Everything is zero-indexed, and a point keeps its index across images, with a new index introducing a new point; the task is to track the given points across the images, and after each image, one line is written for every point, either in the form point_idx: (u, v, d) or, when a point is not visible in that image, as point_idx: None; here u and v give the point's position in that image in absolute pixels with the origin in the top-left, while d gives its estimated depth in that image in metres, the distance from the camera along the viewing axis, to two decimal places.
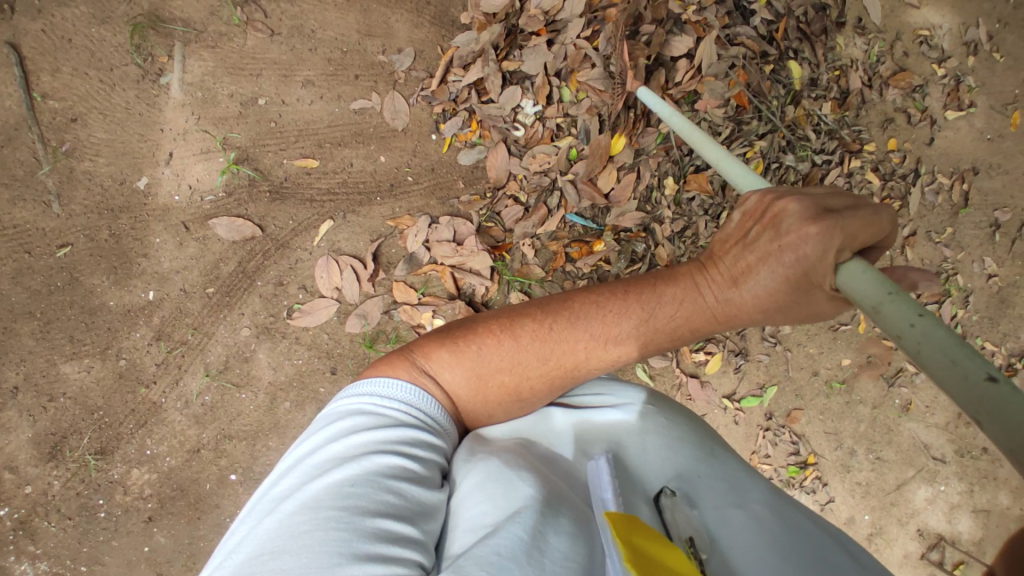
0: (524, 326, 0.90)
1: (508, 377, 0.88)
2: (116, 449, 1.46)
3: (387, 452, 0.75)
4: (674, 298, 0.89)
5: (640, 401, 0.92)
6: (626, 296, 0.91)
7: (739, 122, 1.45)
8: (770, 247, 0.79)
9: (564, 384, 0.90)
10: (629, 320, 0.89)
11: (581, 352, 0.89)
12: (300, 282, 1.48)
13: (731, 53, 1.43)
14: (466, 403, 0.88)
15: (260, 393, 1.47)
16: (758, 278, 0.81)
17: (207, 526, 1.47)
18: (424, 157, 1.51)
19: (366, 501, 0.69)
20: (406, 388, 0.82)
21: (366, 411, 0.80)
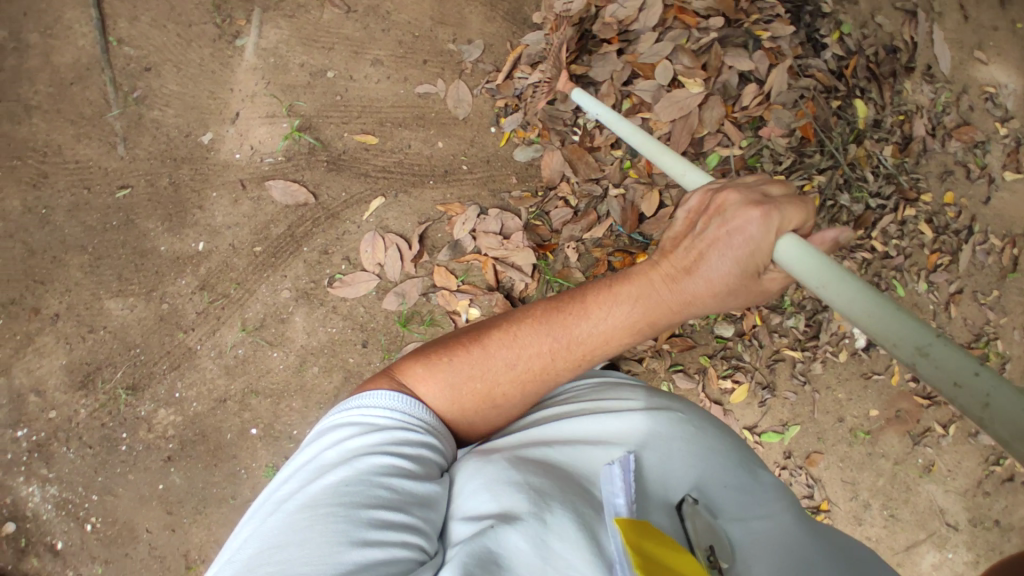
0: (490, 335, 0.91)
1: (480, 382, 0.88)
2: (147, 387, 1.51)
3: (380, 452, 0.76)
4: (627, 293, 0.89)
5: (659, 401, 0.88)
6: (585, 299, 0.91)
7: (801, 154, 1.42)
8: (718, 234, 0.85)
9: (537, 388, 0.90)
10: (590, 321, 0.89)
11: (546, 356, 0.89)
12: (345, 254, 1.51)
13: (802, 83, 1.42)
14: (446, 415, 0.87)
15: (291, 354, 1.51)
16: (711, 266, 0.85)
17: (222, 475, 1.51)
18: (480, 148, 1.53)
19: (362, 495, 0.71)
20: (389, 399, 0.82)
21: (356, 420, 0.81)
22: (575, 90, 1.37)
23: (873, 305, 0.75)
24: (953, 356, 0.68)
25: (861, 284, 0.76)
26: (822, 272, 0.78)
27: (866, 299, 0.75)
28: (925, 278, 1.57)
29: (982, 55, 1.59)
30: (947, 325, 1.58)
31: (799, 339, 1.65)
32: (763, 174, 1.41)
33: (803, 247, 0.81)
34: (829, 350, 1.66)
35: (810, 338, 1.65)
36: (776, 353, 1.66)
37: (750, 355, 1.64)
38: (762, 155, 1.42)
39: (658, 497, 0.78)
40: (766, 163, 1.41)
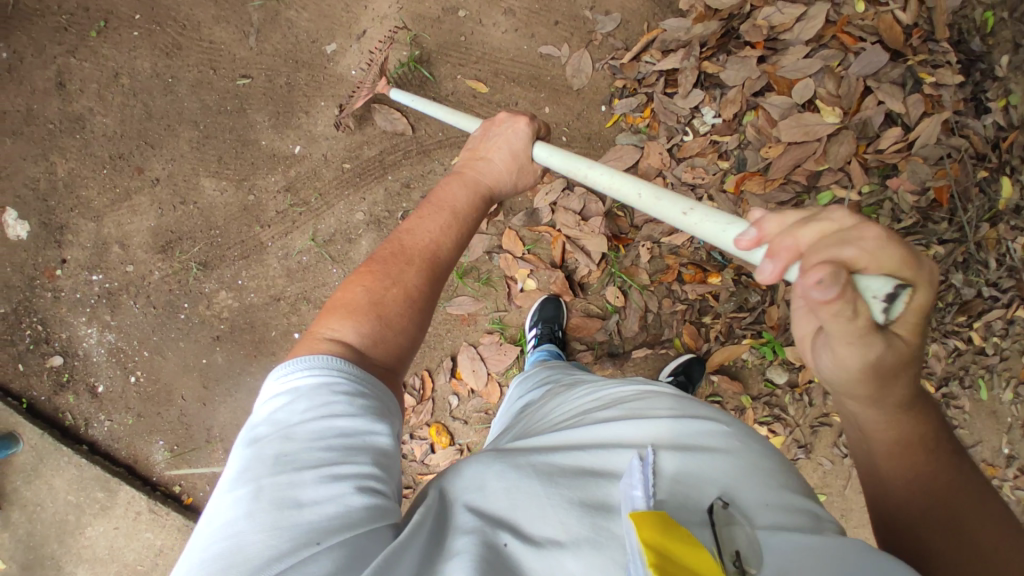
0: (380, 258, 0.87)
1: (393, 288, 0.83)
2: (215, 268, 1.58)
3: (316, 417, 0.65)
4: (460, 188, 1.01)
5: (689, 408, 0.74)
6: (443, 207, 0.96)
7: (926, 218, 1.27)
8: (502, 136, 1.06)
9: (437, 272, 0.89)
10: (445, 215, 0.94)
11: (433, 248, 0.90)
12: (424, 193, 1.52)
13: (954, 141, 1.26)
14: (372, 335, 0.78)
15: (348, 274, 1.55)
16: (501, 154, 1.05)
17: (259, 367, 1.59)
18: (585, 124, 1.49)
19: (305, 459, 0.61)
20: (304, 356, 0.71)
21: (280, 390, 0.69)
22: (392, 91, 1.39)
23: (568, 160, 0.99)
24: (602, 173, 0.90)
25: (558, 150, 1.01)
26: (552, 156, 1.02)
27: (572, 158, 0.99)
28: None
29: None
30: None
31: None
32: None
33: (541, 145, 1.06)
34: None
35: None
36: (825, 417, 1.56)
37: (795, 409, 1.55)
38: (881, 207, 1.28)
39: (684, 495, 0.59)
40: (883, 216, 1.28)
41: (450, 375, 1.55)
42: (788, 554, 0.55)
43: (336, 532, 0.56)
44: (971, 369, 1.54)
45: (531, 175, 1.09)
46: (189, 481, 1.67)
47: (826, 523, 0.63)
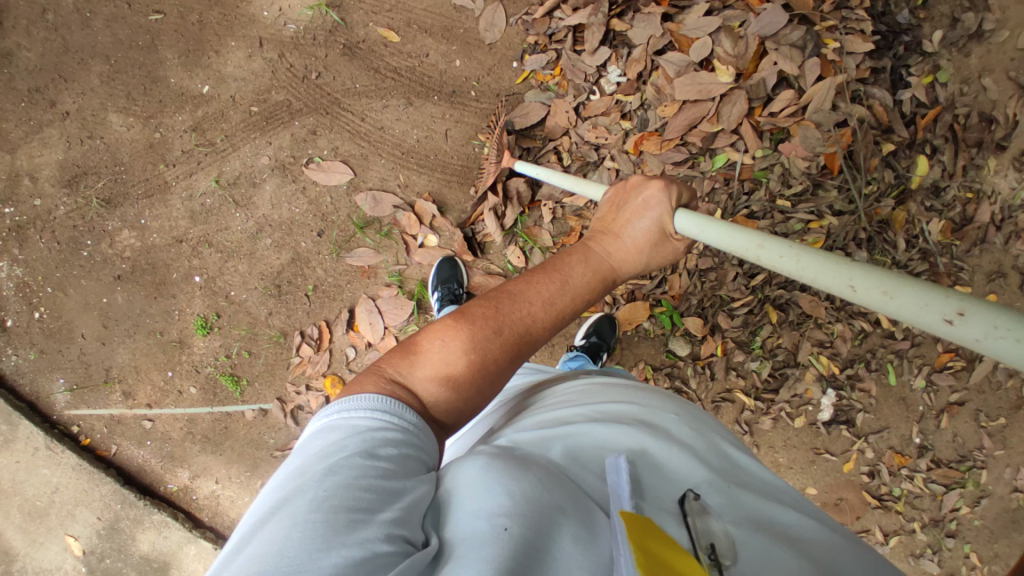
0: (474, 310, 0.79)
1: (471, 359, 0.75)
2: (119, 206, 1.57)
3: (358, 452, 0.59)
4: (584, 258, 0.87)
5: (656, 412, 0.82)
6: (561, 272, 0.84)
7: (817, 185, 1.27)
8: (637, 198, 0.91)
9: (521, 352, 0.80)
10: (558, 281, 0.83)
11: (527, 324, 0.79)
12: (330, 140, 1.51)
13: (850, 108, 1.24)
14: (431, 400, 0.72)
15: (250, 220, 1.53)
16: (637, 229, 0.89)
17: (158, 309, 1.58)
18: (495, 80, 1.47)
19: (340, 496, 0.54)
20: (364, 398, 0.66)
21: (331, 422, 0.64)
22: (516, 164, 1.32)
23: (722, 230, 0.82)
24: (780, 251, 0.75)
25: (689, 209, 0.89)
26: (691, 219, 0.89)
27: (710, 229, 0.84)
28: (926, 375, 1.53)
29: None
30: (930, 434, 1.55)
31: (756, 386, 1.56)
32: (766, 192, 1.29)
33: (681, 214, 0.91)
34: (786, 410, 1.57)
35: (769, 390, 1.56)
36: (728, 393, 1.57)
37: (697, 383, 1.56)
38: (772, 171, 1.29)
39: (660, 498, 0.66)
40: (773, 181, 1.29)
41: (347, 327, 1.54)
42: (755, 540, 0.63)
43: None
44: (878, 353, 1.52)
45: (671, 252, 0.92)
46: (87, 422, 1.66)
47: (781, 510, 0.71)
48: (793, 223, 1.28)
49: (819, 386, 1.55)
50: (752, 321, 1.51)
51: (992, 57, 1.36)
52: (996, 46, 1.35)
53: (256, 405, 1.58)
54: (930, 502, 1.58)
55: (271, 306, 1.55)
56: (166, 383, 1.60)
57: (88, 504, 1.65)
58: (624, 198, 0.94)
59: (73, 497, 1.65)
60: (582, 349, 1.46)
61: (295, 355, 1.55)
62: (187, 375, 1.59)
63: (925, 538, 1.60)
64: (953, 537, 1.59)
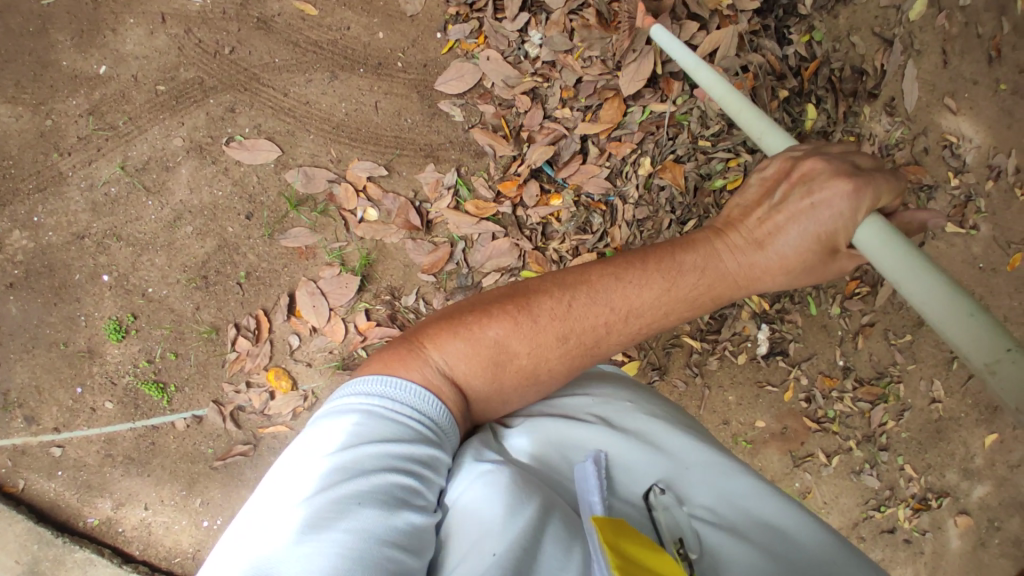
0: (541, 302, 0.83)
1: (526, 362, 0.81)
2: (6, 203, 1.39)
3: (397, 470, 0.66)
4: (695, 266, 0.85)
5: (615, 402, 0.89)
6: (661, 274, 0.84)
7: (731, 124, 1.40)
8: (801, 204, 0.81)
9: (582, 359, 0.85)
10: (654, 289, 0.84)
11: (597, 331, 0.83)
12: (251, 118, 1.44)
13: (750, 56, 1.43)
14: (477, 390, 0.80)
15: (165, 207, 1.42)
16: (788, 241, 0.82)
17: (60, 316, 1.41)
18: (421, 51, 1.47)
19: (371, 520, 0.61)
20: (413, 390, 0.74)
21: (378, 417, 0.70)
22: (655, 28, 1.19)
23: (943, 305, 0.72)
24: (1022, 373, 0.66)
25: (901, 240, 0.75)
26: (893, 251, 0.75)
27: (932, 291, 0.72)
28: (839, 303, 1.66)
29: (951, 103, 1.60)
30: (851, 355, 1.69)
31: (700, 329, 1.63)
32: (688, 135, 1.42)
33: (871, 219, 0.78)
34: (729, 348, 1.66)
35: (712, 331, 1.64)
36: (676, 339, 1.64)
37: None
38: (691, 115, 1.42)
39: (624, 496, 0.78)
40: (693, 124, 1.42)
41: (288, 314, 1.44)
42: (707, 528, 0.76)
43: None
44: (799, 286, 1.65)
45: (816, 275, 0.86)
46: None
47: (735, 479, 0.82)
48: (715, 163, 1.42)
49: (754, 323, 1.65)
50: None
51: (858, 16, 1.56)
52: (861, 7, 1.56)
53: (187, 411, 1.43)
54: (860, 420, 1.73)
55: (197, 299, 1.42)
56: (76, 401, 1.41)
57: (3, 547, 1.42)
58: (783, 192, 0.85)
59: None
60: None
61: (230, 350, 1.43)
62: (101, 389, 1.42)
63: (863, 457, 1.74)
64: (887, 450, 1.73)
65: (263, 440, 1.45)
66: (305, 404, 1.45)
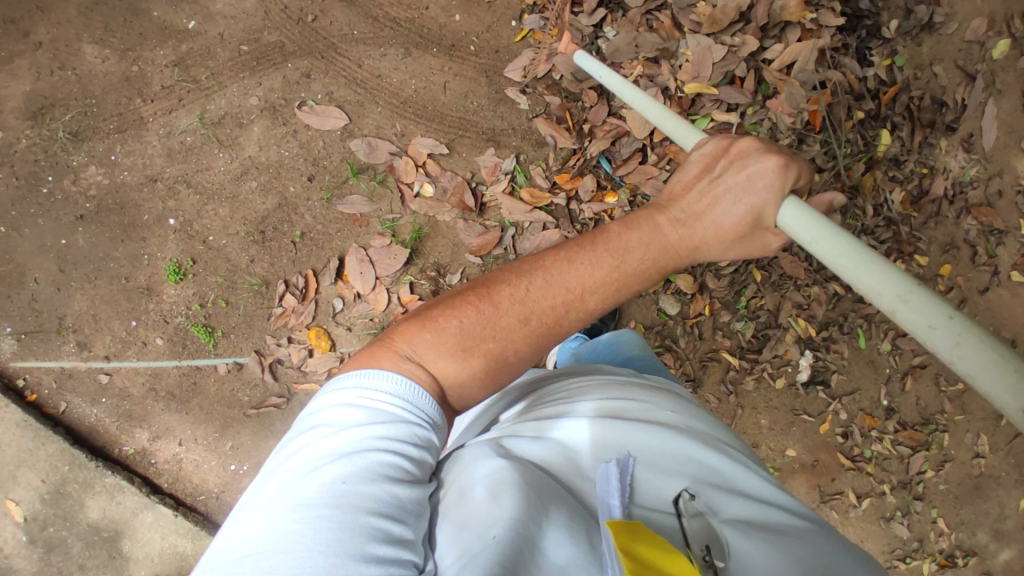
0: (500, 287, 0.76)
1: (493, 345, 0.74)
2: (88, 140, 1.48)
3: (382, 456, 0.61)
4: (642, 242, 0.81)
5: (646, 405, 0.78)
6: (610, 254, 0.79)
7: (802, 138, 1.40)
8: (738, 178, 0.82)
9: (548, 343, 0.78)
10: (606, 268, 0.78)
11: (558, 312, 0.77)
12: (324, 85, 1.48)
13: (828, 72, 1.39)
14: (447, 380, 0.73)
15: (235, 161, 1.47)
16: (727, 211, 0.81)
17: (125, 252, 1.48)
18: (494, 37, 1.49)
19: (363, 508, 0.57)
20: (382, 377, 0.67)
21: (352, 403, 0.64)
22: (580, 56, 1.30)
23: (857, 262, 0.72)
24: (928, 307, 0.64)
25: (811, 210, 0.79)
26: (805, 219, 0.78)
27: (843, 252, 0.74)
28: (891, 339, 1.60)
29: None
30: (896, 396, 1.63)
31: (741, 346, 1.60)
32: None
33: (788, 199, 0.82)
34: (768, 370, 1.62)
35: (753, 350, 1.61)
36: (714, 353, 1.61)
37: (686, 341, 1.60)
38: (761, 126, 1.41)
39: (646, 499, 0.65)
40: (762, 134, 1.41)
41: (335, 277, 1.48)
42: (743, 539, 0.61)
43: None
44: (849, 317, 1.59)
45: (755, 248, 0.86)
46: (34, 376, 1.50)
47: (764, 485, 0.70)
48: None
49: (797, 347, 1.61)
50: (738, 280, 1.57)
51: (941, 47, 1.47)
52: (947, 37, 1.46)
53: (230, 358, 1.48)
54: (898, 465, 1.65)
55: (253, 253, 1.48)
56: (129, 333, 1.49)
57: (31, 466, 1.48)
58: (721, 165, 0.84)
59: (16, 458, 1.48)
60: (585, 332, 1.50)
61: (277, 305, 1.48)
62: (153, 326, 1.48)
63: (895, 503, 1.67)
64: (921, 500, 1.65)
65: (297, 396, 1.49)
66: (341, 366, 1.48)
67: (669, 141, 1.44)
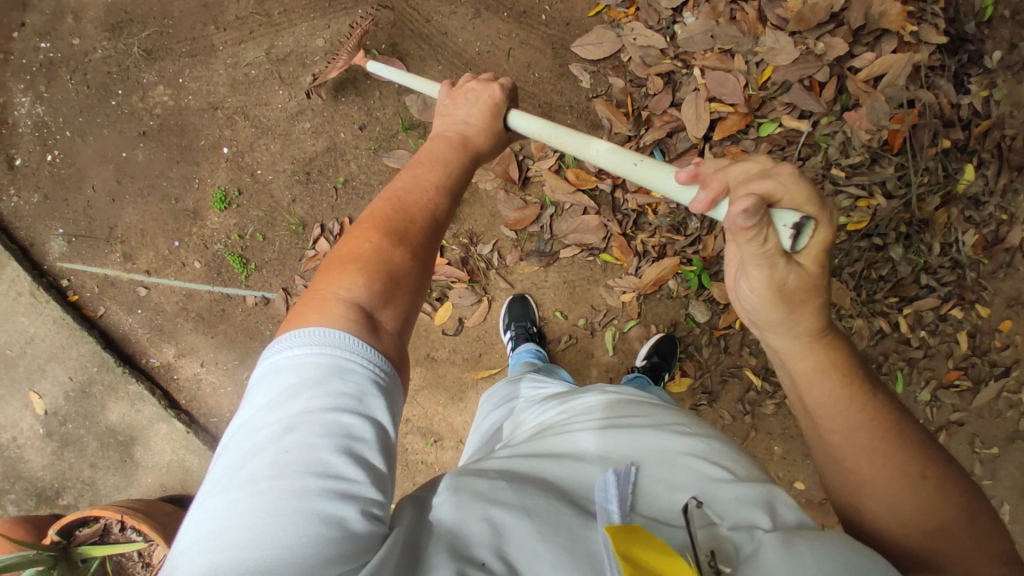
0: (383, 211, 0.79)
1: (400, 249, 0.75)
2: (160, 59, 1.52)
3: (324, 409, 0.58)
4: (443, 152, 0.92)
5: (642, 414, 0.75)
6: (430, 169, 0.87)
7: (875, 159, 1.31)
8: (474, 99, 1.00)
9: (437, 230, 0.82)
10: (426, 176, 0.85)
11: (432, 210, 0.82)
12: (391, 36, 1.48)
13: (918, 91, 1.30)
14: (383, 293, 0.70)
15: (293, 99, 1.49)
16: (479, 115, 0.98)
17: (178, 173, 1.53)
18: (568, 9, 1.45)
19: (312, 463, 0.55)
20: (311, 330, 0.64)
21: (286, 367, 0.61)
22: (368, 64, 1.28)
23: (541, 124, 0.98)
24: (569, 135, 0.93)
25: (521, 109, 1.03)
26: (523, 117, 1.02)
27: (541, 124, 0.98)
28: (931, 389, 1.44)
29: None
30: None
31: (766, 366, 1.51)
32: (824, 157, 1.32)
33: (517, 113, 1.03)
34: None
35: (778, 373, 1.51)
36: (737, 369, 1.52)
37: (709, 352, 1.52)
38: (834, 138, 1.32)
39: (653, 509, 0.61)
40: (833, 147, 1.32)
41: None
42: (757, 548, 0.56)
43: (335, 560, 0.51)
44: (892, 356, 1.43)
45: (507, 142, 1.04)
46: (78, 278, 1.58)
47: (788, 499, 0.64)
48: (844, 200, 1.33)
49: None
50: None
51: None
52: None
53: (259, 291, 1.52)
54: None
55: (296, 192, 1.50)
56: (171, 253, 1.54)
57: (63, 361, 1.57)
58: (464, 96, 1.01)
59: (48, 352, 1.57)
60: (643, 369, 1.42)
61: (311, 248, 1.50)
62: (194, 249, 1.53)
63: None
64: None
65: None
66: None
67: (730, 142, 1.37)
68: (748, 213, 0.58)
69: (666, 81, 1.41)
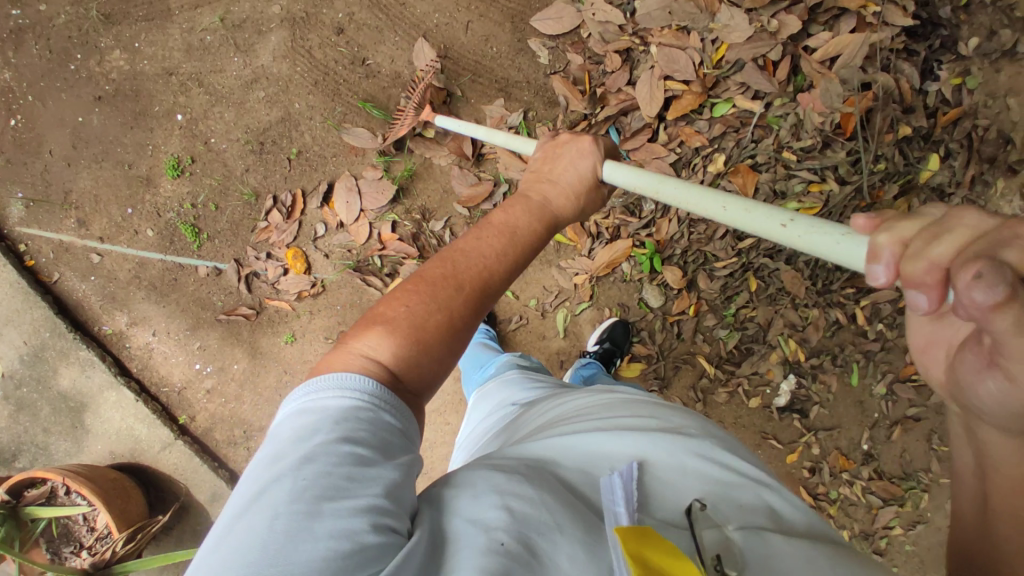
0: (433, 268, 0.70)
1: (437, 317, 0.66)
2: (117, 24, 1.50)
3: (340, 433, 0.53)
4: (522, 212, 0.81)
5: (650, 417, 0.71)
6: (503, 229, 0.77)
7: (828, 143, 1.28)
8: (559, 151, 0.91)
9: (485, 301, 0.71)
10: (499, 237, 0.75)
11: (484, 274, 0.71)
12: (347, 5, 1.44)
13: (876, 74, 1.26)
14: (404, 359, 0.63)
15: (247, 67, 1.47)
16: (570, 174, 0.87)
17: (133, 140, 1.52)
18: None
19: (326, 481, 0.49)
20: (331, 380, 0.58)
21: (309, 405, 0.56)
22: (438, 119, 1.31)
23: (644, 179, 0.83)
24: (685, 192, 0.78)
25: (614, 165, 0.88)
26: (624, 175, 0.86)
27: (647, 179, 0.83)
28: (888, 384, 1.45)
29: None
30: (878, 445, 1.48)
31: (720, 354, 1.49)
32: (774, 140, 1.30)
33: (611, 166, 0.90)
34: (744, 386, 1.50)
35: (732, 361, 1.49)
36: (690, 355, 1.50)
37: (663, 337, 1.50)
38: (786, 120, 1.29)
39: (659, 508, 0.58)
40: (785, 130, 1.30)
41: (323, 202, 1.48)
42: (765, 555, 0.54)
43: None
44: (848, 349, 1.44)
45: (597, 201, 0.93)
46: (33, 243, 1.57)
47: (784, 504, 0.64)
48: (796, 184, 1.30)
49: (781, 369, 1.47)
50: (731, 286, 1.44)
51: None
52: None
53: (211, 262, 1.52)
54: (864, 514, 1.51)
55: (249, 162, 1.49)
56: (123, 220, 1.53)
57: (16, 326, 1.57)
58: (556, 152, 0.91)
59: (3, 316, 1.57)
60: (595, 356, 1.41)
61: (263, 219, 1.49)
62: (147, 217, 1.53)
63: None
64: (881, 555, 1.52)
65: (267, 311, 1.52)
66: (312, 290, 1.51)
67: (684, 123, 1.34)
68: (993, 288, 0.44)
69: (622, 58, 1.37)
